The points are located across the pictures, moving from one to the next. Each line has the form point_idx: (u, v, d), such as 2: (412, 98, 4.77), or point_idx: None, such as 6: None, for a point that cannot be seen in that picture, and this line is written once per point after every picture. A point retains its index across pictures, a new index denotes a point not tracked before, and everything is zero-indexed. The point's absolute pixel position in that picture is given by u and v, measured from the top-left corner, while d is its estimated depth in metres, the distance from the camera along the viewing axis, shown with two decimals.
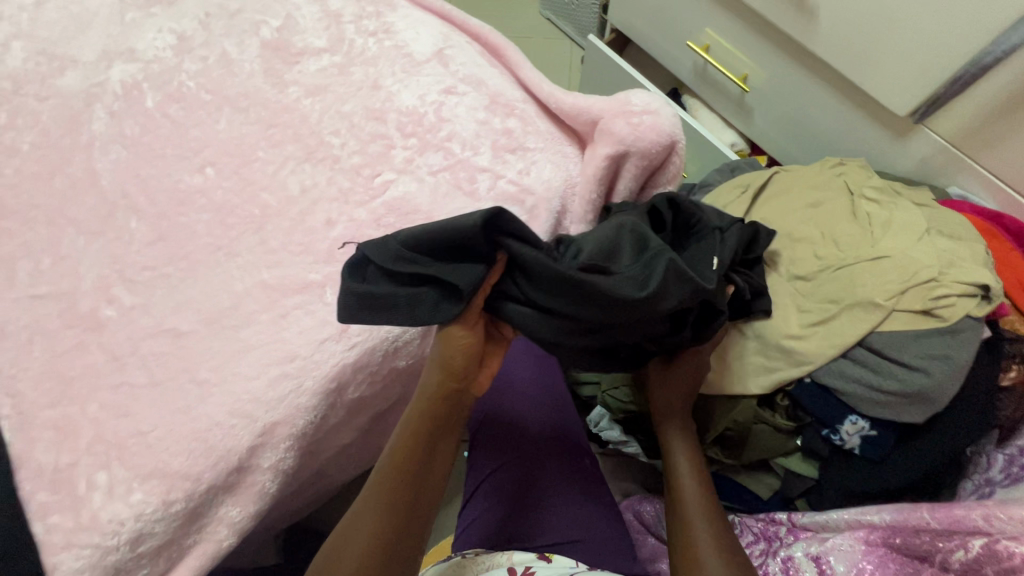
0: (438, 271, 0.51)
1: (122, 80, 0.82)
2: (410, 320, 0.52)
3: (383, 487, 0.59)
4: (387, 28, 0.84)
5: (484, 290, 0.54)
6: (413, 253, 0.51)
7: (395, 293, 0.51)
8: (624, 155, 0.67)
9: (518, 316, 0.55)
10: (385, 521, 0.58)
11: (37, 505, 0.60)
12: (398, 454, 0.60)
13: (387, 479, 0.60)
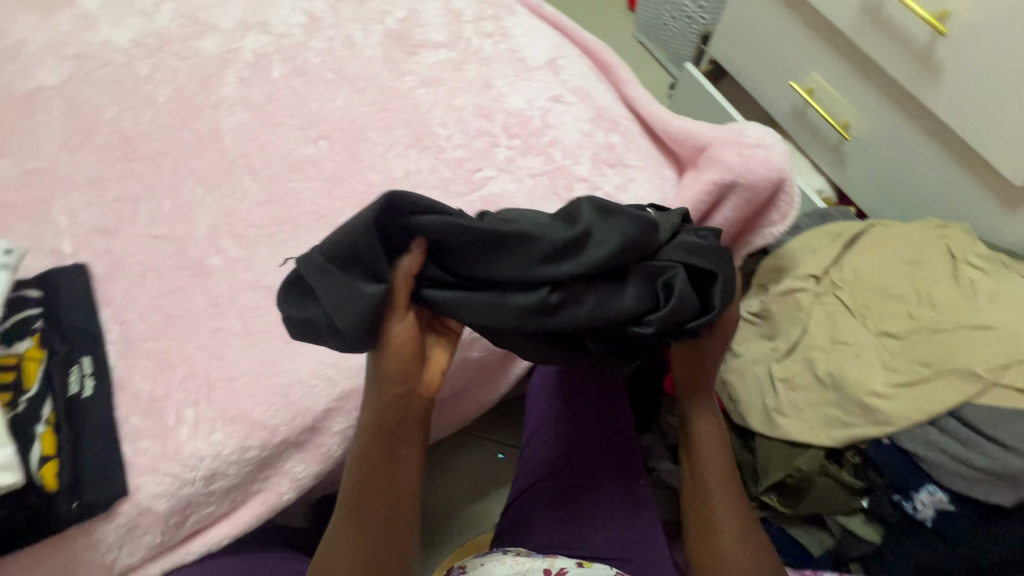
0: (339, 293, 0.49)
1: (254, 49, 0.88)
2: (337, 344, 0.52)
3: (358, 501, 0.58)
4: (505, 32, 0.87)
5: (406, 283, 0.51)
6: (329, 264, 0.49)
7: (323, 310, 0.50)
8: (730, 185, 0.68)
9: (451, 302, 0.51)
10: (370, 540, 0.58)
11: (129, 428, 0.64)
12: (371, 463, 0.58)
13: (361, 491, 0.58)
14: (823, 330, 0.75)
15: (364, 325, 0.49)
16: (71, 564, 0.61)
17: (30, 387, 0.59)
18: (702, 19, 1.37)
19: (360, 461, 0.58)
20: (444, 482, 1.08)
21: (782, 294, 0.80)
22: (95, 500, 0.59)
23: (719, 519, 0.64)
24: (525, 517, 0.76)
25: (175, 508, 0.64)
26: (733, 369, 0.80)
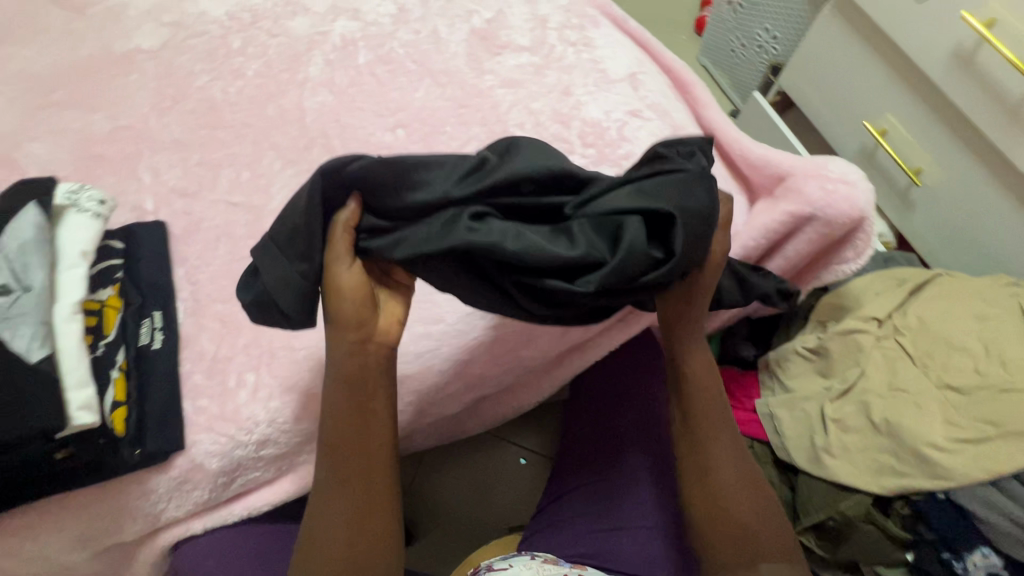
0: (279, 269, 0.50)
1: (343, 34, 0.90)
2: (285, 322, 0.52)
3: (352, 453, 0.54)
4: (588, 42, 0.88)
5: (335, 234, 0.50)
6: (274, 245, 0.51)
7: (266, 291, 0.51)
8: (807, 218, 0.68)
9: (387, 241, 0.50)
10: (366, 487, 0.54)
11: (190, 385, 0.66)
12: (350, 406, 0.54)
13: (348, 442, 0.54)
14: (882, 375, 0.74)
15: (298, 299, 0.50)
16: (122, 509, 0.63)
17: (109, 335, 0.62)
18: (774, 50, 1.32)
19: (337, 402, 0.54)
20: (466, 482, 1.11)
21: (842, 333, 0.78)
22: (153, 451, 0.61)
23: (718, 473, 0.58)
24: (566, 527, 0.76)
25: (224, 469, 0.65)
26: (782, 403, 0.79)
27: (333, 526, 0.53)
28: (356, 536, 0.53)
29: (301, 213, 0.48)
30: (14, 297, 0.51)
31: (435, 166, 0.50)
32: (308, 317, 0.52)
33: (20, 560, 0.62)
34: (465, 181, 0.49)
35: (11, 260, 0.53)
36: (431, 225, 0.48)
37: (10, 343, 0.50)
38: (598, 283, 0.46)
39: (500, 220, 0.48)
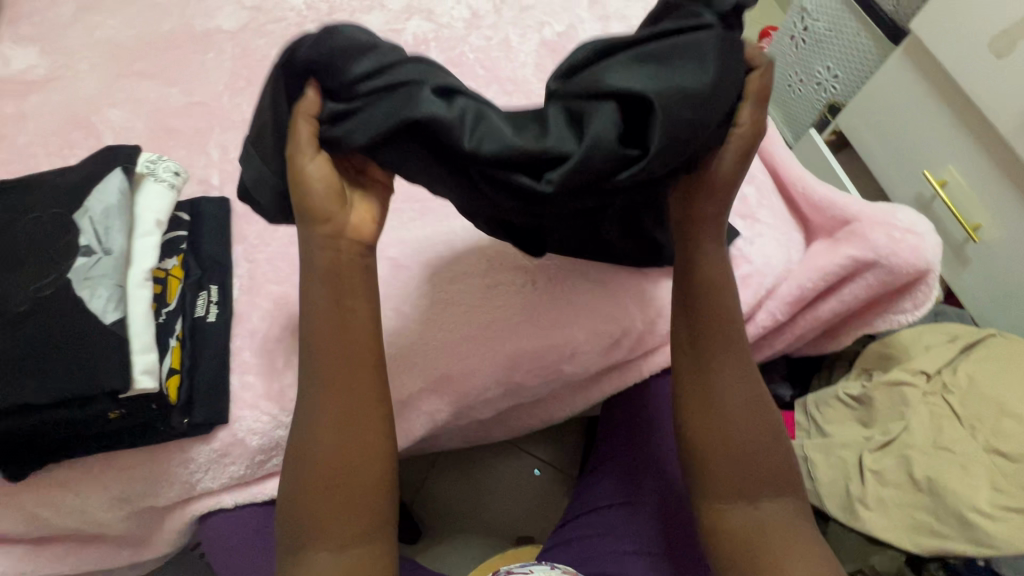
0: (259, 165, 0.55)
1: (416, 33, 0.91)
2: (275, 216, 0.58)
3: (330, 369, 0.53)
4: None
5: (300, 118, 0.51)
6: (256, 137, 0.55)
7: (248, 185, 0.57)
8: (869, 264, 0.68)
9: (345, 122, 0.50)
10: (350, 401, 0.53)
11: (239, 360, 0.67)
12: (332, 317, 0.53)
13: (331, 357, 0.53)
14: (926, 431, 0.72)
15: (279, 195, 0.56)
16: (162, 473, 0.64)
17: (168, 304, 0.64)
18: (834, 88, 1.26)
19: (327, 311, 0.53)
20: (479, 488, 1.11)
21: (887, 383, 0.77)
22: (201, 421, 0.63)
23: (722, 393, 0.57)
24: (590, 542, 0.75)
25: (263, 447, 0.66)
26: (817, 446, 0.78)
27: (318, 441, 0.52)
28: (340, 450, 0.52)
29: (268, 110, 0.53)
30: (96, 259, 0.53)
31: (389, 47, 0.49)
32: (281, 213, 0.58)
33: (61, 510, 0.64)
34: (426, 65, 0.49)
35: (96, 223, 0.55)
36: (382, 108, 0.48)
37: (89, 304, 0.52)
38: (558, 183, 0.45)
39: (464, 104, 0.47)
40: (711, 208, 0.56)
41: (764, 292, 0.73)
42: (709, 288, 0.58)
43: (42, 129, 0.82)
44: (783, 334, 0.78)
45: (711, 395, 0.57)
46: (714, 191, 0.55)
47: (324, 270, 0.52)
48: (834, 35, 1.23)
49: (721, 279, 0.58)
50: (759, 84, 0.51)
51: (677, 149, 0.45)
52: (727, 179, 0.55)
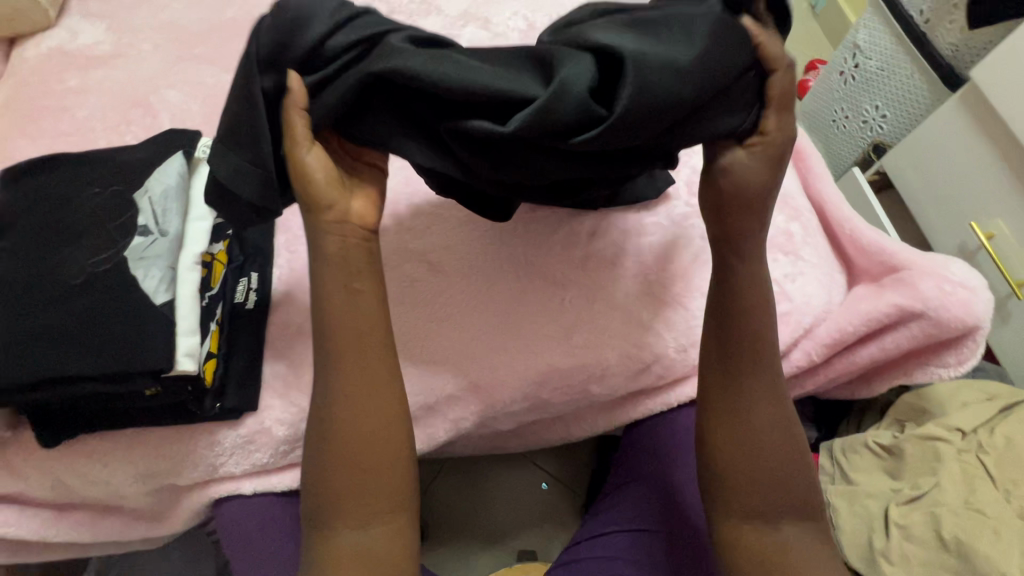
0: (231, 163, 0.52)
1: (471, 40, 0.91)
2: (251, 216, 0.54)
3: (348, 370, 0.52)
4: None
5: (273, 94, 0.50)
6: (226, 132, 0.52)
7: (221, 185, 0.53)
8: (916, 314, 0.67)
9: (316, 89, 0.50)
10: (368, 399, 0.52)
11: (272, 349, 0.68)
12: (347, 312, 0.52)
13: (351, 356, 0.52)
14: (958, 490, 0.70)
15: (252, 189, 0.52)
16: (188, 454, 0.65)
17: (212, 289, 0.63)
18: (880, 129, 1.23)
19: (339, 308, 0.52)
20: (484, 496, 1.11)
21: (921, 437, 0.75)
22: (232, 407, 0.64)
23: (754, 423, 0.55)
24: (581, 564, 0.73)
25: (288, 438, 0.66)
26: (842, 493, 0.76)
27: (336, 445, 0.51)
28: (357, 456, 0.51)
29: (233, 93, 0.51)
30: (152, 239, 0.55)
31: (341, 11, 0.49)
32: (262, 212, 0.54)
33: (87, 480, 0.65)
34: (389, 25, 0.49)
35: (154, 204, 0.56)
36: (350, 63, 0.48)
37: (142, 282, 0.53)
38: (524, 125, 0.45)
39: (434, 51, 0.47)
40: (748, 221, 0.55)
41: (803, 331, 0.72)
42: (753, 313, 0.55)
43: (103, 105, 0.84)
44: (815, 376, 0.77)
45: (742, 421, 0.55)
46: (749, 196, 0.53)
47: (336, 266, 0.52)
48: (885, 75, 1.18)
49: (761, 298, 0.56)
50: (784, 88, 0.51)
51: (661, 103, 0.44)
52: (759, 183, 0.53)
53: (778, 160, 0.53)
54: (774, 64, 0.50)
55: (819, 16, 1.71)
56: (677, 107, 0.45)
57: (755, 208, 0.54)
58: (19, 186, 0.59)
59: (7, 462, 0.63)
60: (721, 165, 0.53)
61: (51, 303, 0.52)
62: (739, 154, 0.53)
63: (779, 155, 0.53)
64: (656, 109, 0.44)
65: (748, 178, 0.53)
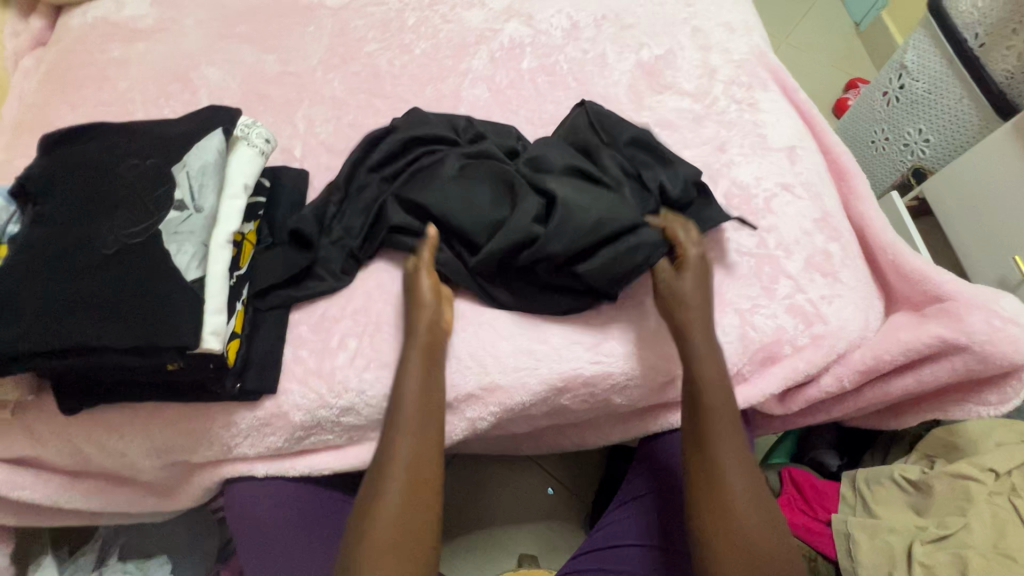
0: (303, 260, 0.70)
1: (513, 36, 0.90)
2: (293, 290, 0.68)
3: (410, 423, 0.58)
4: (753, 103, 0.84)
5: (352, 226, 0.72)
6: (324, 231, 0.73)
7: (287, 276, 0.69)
8: (959, 347, 0.64)
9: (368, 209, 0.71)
10: (423, 452, 0.57)
11: (296, 333, 0.68)
12: (418, 377, 0.61)
13: (411, 410, 0.59)
14: (987, 534, 0.67)
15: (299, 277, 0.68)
16: (205, 433, 0.65)
17: (240, 269, 0.64)
18: (922, 153, 1.19)
19: (411, 376, 0.61)
20: (486, 493, 1.10)
21: (952, 475, 0.73)
22: (251, 388, 0.63)
23: (732, 482, 0.56)
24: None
25: (305, 424, 0.66)
26: (864, 526, 0.73)
27: (390, 488, 0.55)
28: (407, 500, 0.54)
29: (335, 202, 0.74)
30: (187, 214, 0.54)
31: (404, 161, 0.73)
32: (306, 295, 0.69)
33: (103, 450, 0.65)
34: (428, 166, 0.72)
35: (191, 179, 0.56)
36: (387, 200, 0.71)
37: (173, 258, 0.53)
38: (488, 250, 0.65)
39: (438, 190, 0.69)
40: (698, 324, 0.63)
41: (835, 356, 0.70)
42: (717, 386, 0.60)
43: (143, 78, 0.84)
44: (845, 403, 0.76)
45: (718, 483, 0.56)
46: (686, 305, 0.64)
47: (421, 351, 0.62)
48: (932, 99, 1.13)
49: (720, 373, 0.61)
50: (687, 240, 0.67)
51: (573, 235, 0.63)
52: (686, 295, 0.65)
53: (699, 279, 0.66)
54: (680, 228, 0.68)
55: (864, 34, 1.66)
56: (586, 238, 0.63)
57: (697, 313, 0.64)
58: (59, 153, 0.60)
59: (27, 426, 0.63)
60: (660, 282, 0.67)
61: (82, 272, 0.52)
62: (662, 272, 0.67)
63: (701, 277, 0.66)
64: (568, 236, 0.63)
65: (673, 289, 0.66)
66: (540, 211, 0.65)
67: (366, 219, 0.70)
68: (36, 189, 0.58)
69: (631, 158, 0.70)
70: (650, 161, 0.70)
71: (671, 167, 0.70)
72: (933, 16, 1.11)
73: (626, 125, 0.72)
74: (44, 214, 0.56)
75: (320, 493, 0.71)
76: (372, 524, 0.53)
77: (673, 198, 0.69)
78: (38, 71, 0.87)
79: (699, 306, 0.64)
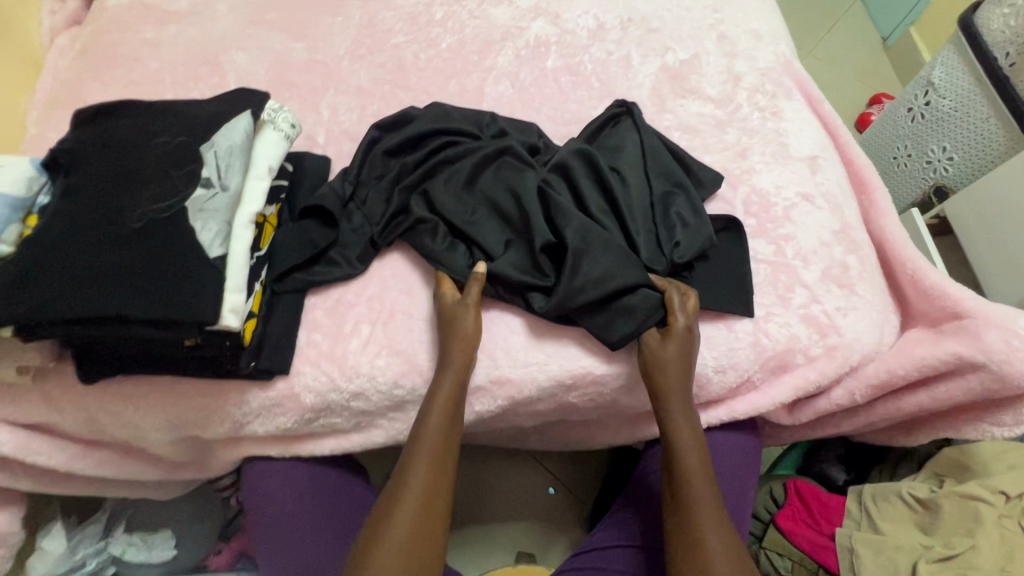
0: (308, 228, 0.69)
1: (539, 34, 0.90)
2: (294, 255, 0.67)
3: (429, 457, 0.59)
4: (777, 111, 0.84)
5: (358, 205, 0.72)
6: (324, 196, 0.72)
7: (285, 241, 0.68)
8: (976, 366, 0.64)
9: (376, 198, 0.72)
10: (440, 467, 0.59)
11: (311, 317, 0.69)
12: (443, 414, 0.61)
13: (434, 445, 0.60)
14: (994, 556, 0.67)
15: (303, 245, 0.68)
16: (216, 410, 0.66)
17: (261, 250, 0.65)
18: (945, 172, 1.18)
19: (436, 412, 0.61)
20: (487, 487, 1.11)
21: (961, 495, 0.72)
22: (266, 367, 0.63)
23: (708, 545, 0.56)
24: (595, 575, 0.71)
25: (315, 406, 0.67)
26: (868, 542, 0.72)
27: (399, 517, 0.55)
28: (417, 533, 0.55)
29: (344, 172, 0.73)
30: (213, 192, 0.55)
31: (427, 156, 0.74)
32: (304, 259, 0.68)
33: (117, 421, 0.66)
34: (449, 170, 0.72)
35: (219, 158, 0.57)
36: (399, 199, 0.71)
37: (198, 234, 0.54)
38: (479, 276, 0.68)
39: (452, 201, 0.70)
40: (677, 379, 0.64)
41: (847, 368, 0.70)
42: (695, 446, 0.62)
43: (174, 60, 0.86)
44: (855, 417, 0.76)
45: (695, 546, 0.56)
46: (666, 369, 0.63)
47: (451, 390, 0.62)
48: (957, 117, 1.12)
49: (696, 439, 0.63)
50: (677, 299, 0.65)
51: (582, 279, 0.65)
52: (666, 361, 0.64)
53: (684, 351, 0.64)
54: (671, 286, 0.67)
55: (891, 49, 1.65)
56: (590, 286, 0.64)
57: (676, 380, 0.64)
58: (90, 127, 0.61)
59: (45, 393, 0.64)
60: (645, 350, 0.65)
61: (107, 242, 0.53)
62: (649, 341, 0.65)
63: (685, 346, 0.64)
64: (577, 281, 0.65)
65: (656, 357, 0.64)
66: (555, 247, 0.68)
67: (389, 207, 0.71)
68: (67, 160, 0.59)
69: (663, 207, 0.72)
70: (683, 206, 0.72)
71: (702, 221, 0.71)
72: (962, 33, 1.10)
73: (670, 168, 0.74)
74: (73, 185, 0.57)
75: (334, 474, 0.74)
76: (377, 547, 0.54)
77: (682, 257, 0.69)
78: (72, 49, 0.89)
79: (682, 377, 0.64)
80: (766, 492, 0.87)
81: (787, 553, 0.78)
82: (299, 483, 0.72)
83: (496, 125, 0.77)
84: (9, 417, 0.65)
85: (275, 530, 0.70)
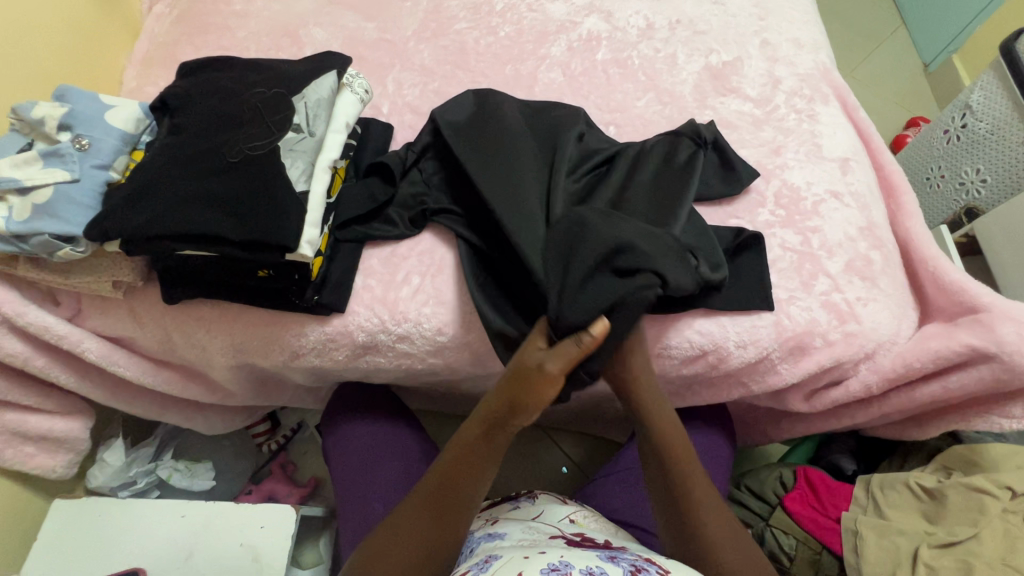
0: (369, 183, 0.76)
1: (591, 29, 0.96)
2: (356, 207, 0.74)
3: (445, 470, 0.60)
4: (813, 114, 0.88)
5: (413, 174, 0.78)
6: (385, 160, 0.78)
7: (347, 192, 0.75)
8: (988, 356, 0.68)
9: (431, 171, 0.78)
10: (452, 477, 0.59)
11: (366, 264, 0.74)
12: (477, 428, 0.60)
13: (456, 459, 0.60)
14: (997, 546, 0.69)
15: (362, 199, 0.74)
16: (278, 338, 0.73)
17: (330, 198, 0.72)
18: (978, 193, 1.17)
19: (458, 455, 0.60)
20: (505, 460, 1.15)
21: (967, 486, 0.74)
22: (325, 302, 0.70)
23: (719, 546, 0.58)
24: (612, 501, 0.81)
25: (365, 344, 0.73)
26: (873, 525, 0.75)
27: (415, 516, 0.58)
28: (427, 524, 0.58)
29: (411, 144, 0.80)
30: (302, 136, 0.65)
31: (488, 127, 0.77)
32: (362, 209, 0.74)
33: (188, 341, 0.74)
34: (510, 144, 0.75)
35: (308, 108, 0.66)
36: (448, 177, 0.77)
37: (288, 170, 0.63)
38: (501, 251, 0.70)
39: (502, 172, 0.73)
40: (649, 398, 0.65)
41: (863, 355, 0.74)
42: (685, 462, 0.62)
43: (259, 30, 0.95)
44: (869, 408, 0.79)
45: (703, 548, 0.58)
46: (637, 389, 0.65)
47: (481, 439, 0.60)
48: (993, 139, 1.12)
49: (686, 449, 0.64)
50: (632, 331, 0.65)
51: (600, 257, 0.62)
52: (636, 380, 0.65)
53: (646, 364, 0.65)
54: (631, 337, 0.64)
55: (932, 75, 1.67)
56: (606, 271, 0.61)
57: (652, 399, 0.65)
58: (196, 77, 0.71)
59: (132, 309, 0.73)
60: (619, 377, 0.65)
61: (209, 176, 0.61)
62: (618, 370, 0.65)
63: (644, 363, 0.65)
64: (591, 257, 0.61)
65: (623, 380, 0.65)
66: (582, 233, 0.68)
67: (443, 187, 0.77)
68: (175, 105, 0.67)
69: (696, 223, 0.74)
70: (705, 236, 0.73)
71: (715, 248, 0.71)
72: (1003, 58, 1.09)
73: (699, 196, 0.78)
74: (180, 125, 0.66)
75: (415, 436, 0.84)
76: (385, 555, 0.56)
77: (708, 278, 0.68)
78: (170, 15, 0.99)
79: (657, 401, 0.65)
80: (775, 477, 0.89)
81: (791, 531, 0.82)
82: (394, 437, 0.83)
83: (558, 118, 0.80)
84: (98, 328, 0.73)
85: (352, 460, 0.81)
